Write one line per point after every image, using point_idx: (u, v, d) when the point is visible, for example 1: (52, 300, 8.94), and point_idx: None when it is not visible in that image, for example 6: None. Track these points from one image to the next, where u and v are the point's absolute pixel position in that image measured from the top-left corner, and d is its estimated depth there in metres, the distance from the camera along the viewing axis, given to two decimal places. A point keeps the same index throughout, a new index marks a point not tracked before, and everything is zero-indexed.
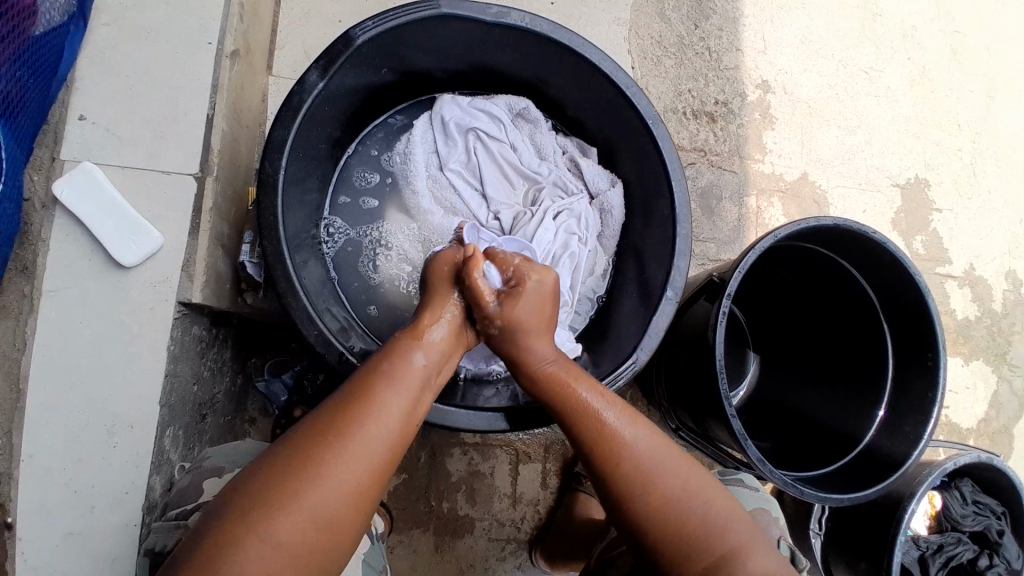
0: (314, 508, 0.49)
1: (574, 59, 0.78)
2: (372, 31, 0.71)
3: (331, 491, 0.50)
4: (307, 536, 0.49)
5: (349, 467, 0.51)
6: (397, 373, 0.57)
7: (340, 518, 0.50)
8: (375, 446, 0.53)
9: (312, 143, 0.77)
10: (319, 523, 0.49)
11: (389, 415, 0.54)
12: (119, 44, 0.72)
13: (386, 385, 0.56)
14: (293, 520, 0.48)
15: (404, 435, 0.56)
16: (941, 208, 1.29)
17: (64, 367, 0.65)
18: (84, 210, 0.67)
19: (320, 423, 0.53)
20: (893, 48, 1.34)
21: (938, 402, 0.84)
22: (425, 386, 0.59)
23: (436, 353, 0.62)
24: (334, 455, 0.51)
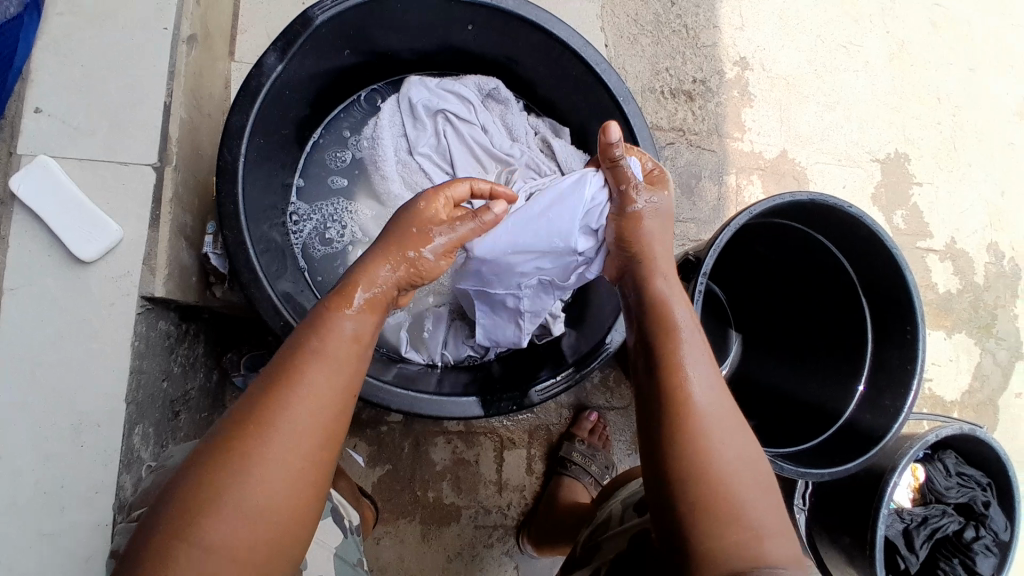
0: (252, 498, 0.44)
1: (541, 35, 0.77)
2: (331, 10, 0.70)
3: (272, 476, 0.45)
4: (255, 528, 0.44)
5: (290, 448, 0.46)
6: (326, 346, 0.51)
7: (287, 509, 0.45)
8: (316, 423, 0.48)
9: (275, 129, 0.75)
10: (262, 515, 0.44)
11: (330, 386, 0.49)
12: (70, 32, 0.70)
13: (313, 362, 0.50)
14: (230, 514, 0.43)
15: (344, 415, 0.50)
16: (921, 182, 1.29)
17: (25, 366, 0.64)
18: (39, 205, 0.65)
19: (254, 400, 0.47)
20: (871, 22, 1.33)
21: (917, 375, 0.84)
22: (363, 352, 0.53)
23: (367, 321, 0.55)
24: (272, 434, 0.46)
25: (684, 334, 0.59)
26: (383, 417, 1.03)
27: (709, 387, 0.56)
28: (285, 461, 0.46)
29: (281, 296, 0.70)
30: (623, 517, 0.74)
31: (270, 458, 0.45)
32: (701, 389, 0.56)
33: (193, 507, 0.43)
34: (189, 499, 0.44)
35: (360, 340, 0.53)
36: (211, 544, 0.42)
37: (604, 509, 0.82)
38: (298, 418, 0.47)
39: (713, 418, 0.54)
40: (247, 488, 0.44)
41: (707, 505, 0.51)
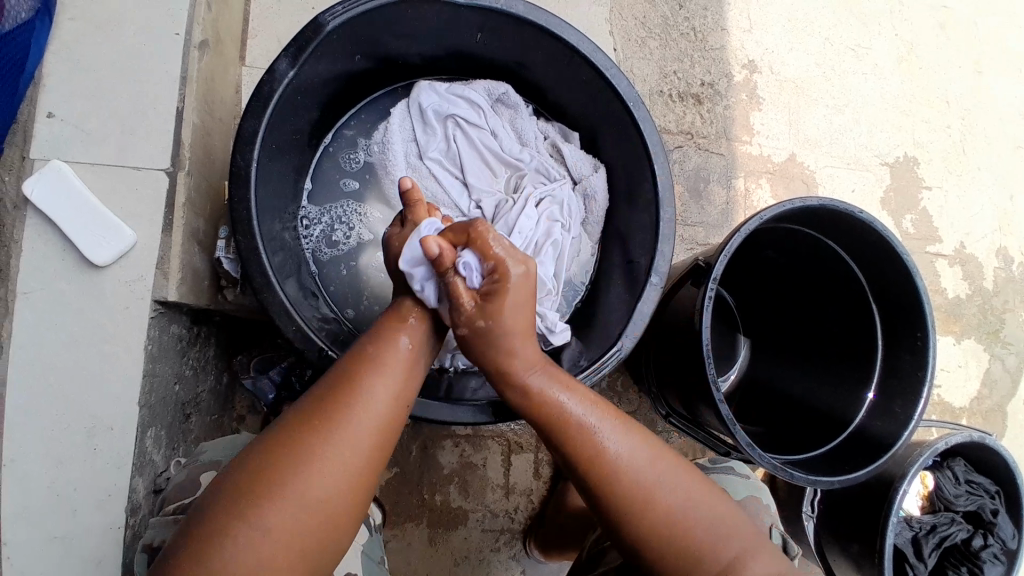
0: (312, 491, 0.49)
1: (552, 40, 0.77)
2: (342, 16, 0.70)
3: (331, 473, 0.50)
4: (300, 525, 0.49)
5: (350, 451, 0.51)
6: (387, 358, 0.57)
7: (339, 504, 0.51)
8: (373, 429, 0.53)
9: (286, 134, 0.75)
10: (317, 508, 0.49)
11: (389, 397, 0.55)
12: (83, 37, 0.70)
13: (372, 373, 0.55)
14: (283, 508, 0.48)
15: (394, 425, 0.56)
16: (930, 186, 1.28)
17: (39, 369, 0.64)
18: (54, 210, 0.66)
19: (320, 401, 0.53)
20: (880, 24, 1.32)
21: (928, 382, 0.84)
22: (416, 367, 0.60)
23: (422, 334, 0.62)
24: (335, 435, 0.51)
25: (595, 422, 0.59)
26: None
27: (633, 453, 0.58)
28: (343, 460, 0.51)
29: (292, 299, 0.70)
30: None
31: (330, 455, 0.51)
32: (632, 463, 0.58)
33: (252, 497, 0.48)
34: (255, 485, 0.49)
35: (415, 353, 0.61)
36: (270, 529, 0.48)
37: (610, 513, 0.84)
38: (359, 423, 0.53)
39: (661, 480, 0.58)
40: (309, 482, 0.49)
41: (679, 548, 0.57)
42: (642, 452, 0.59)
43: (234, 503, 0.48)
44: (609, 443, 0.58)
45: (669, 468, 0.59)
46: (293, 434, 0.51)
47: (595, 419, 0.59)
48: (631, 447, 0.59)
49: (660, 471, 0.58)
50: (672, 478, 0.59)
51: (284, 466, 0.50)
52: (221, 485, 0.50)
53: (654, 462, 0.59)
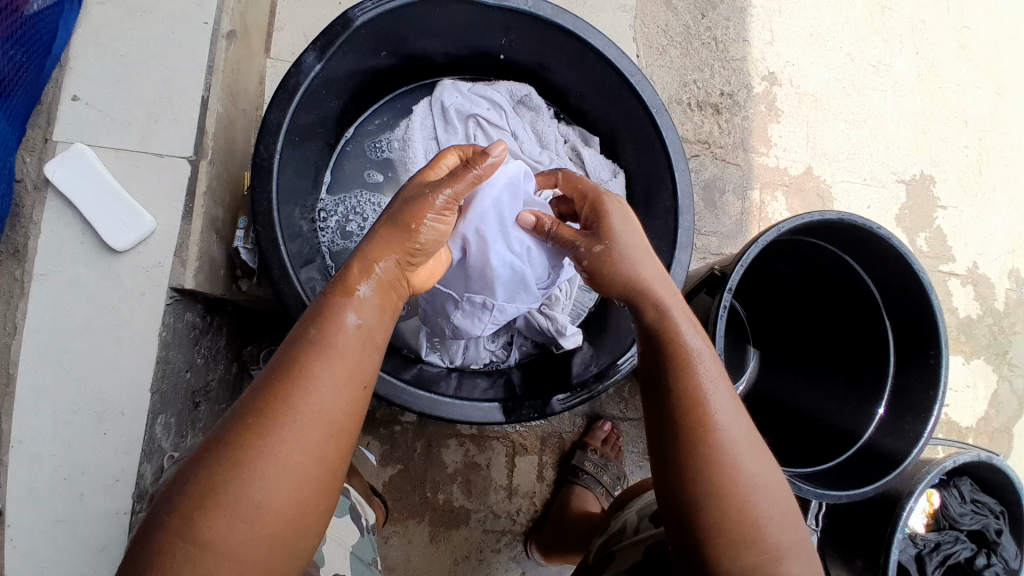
0: (260, 501, 0.44)
1: (578, 45, 0.76)
2: (371, 12, 0.70)
3: (277, 479, 0.45)
4: (260, 530, 0.44)
5: (298, 451, 0.46)
6: (337, 344, 0.50)
7: (292, 512, 0.45)
8: (323, 426, 0.47)
9: (308, 127, 0.75)
10: (266, 516, 0.44)
11: (340, 389, 0.48)
12: (112, 24, 0.70)
13: (323, 362, 0.48)
14: (236, 513, 0.43)
15: (355, 410, 0.49)
16: (945, 205, 1.28)
17: (55, 352, 0.64)
18: (76, 193, 0.66)
19: (262, 397, 0.47)
20: (901, 42, 1.32)
21: (939, 401, 0.83)
22: (371, 353, 0.52)
23: (374, 312, 0.53)
24: (278, 433, 0.45)
25: (692, 354, 0.56)
26: (397, 417, 1.03)
27: (722, 402, 0.54)
28: (291, 464, 0.45)
29: (309, 291, 0.70)
30: (638, 527, 0.72)
31: (273, 458, 0.45)
32: (718, 404, 0.54)
33: (202, 502, 0.43)
34: (195, 497, 0.44)
35: (368, 333, 0.52)
36: (212, 542, 0.43)
37: (618, 519, 0.81)
38: (305, 419, 0.46)
39: (737, 423, 0.54)
40: (252, 489, 0.44)
41: (738, 531, 0.50)
42: (733, 409, 0.54)
43: (191, 506, 0.43)
44: (702, 378, 0.55)
45: (750, 439, 0.54)
46: (233, 435, 0.45)
47: (696, 350, 0.56)
48: (724, 401, 0.54)
49: (748, 438, 0.54)
50: (744, 428, 0.54)
51: (225, 475, 0.44)
52: (164, 500, 0.45)
53: (738, 423, 0.54)
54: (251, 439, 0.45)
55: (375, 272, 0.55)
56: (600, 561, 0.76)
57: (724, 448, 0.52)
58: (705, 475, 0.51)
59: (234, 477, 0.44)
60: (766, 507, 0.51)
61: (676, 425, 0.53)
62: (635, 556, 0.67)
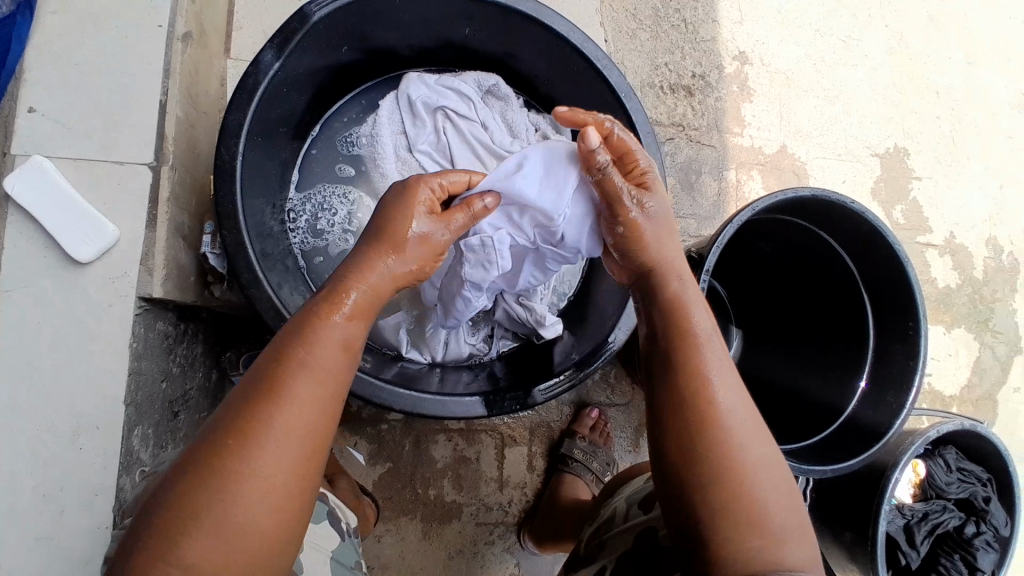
0: (238, 513, 0.44)
1: (541, 30, 0.76)
2: (328, 6, 0.69)
3: (257, 492, 0.45)
4: (240, 540, 0.44)
5: (277, 464, 0.46)
6: (316, 354, 0.49)
7: (275, 525, 0.45)
8: (303, 438, 0.47)
9: (272, 127, 0.74)
10: (246, 531, 0.44)
11: (315, 398, 0.48)
12: (62, 30, 0.69)
13: (300, 373, 0.48)
14: (216, 526, 0.43)
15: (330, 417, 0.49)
16: (920, 176, 1.29)
17: (23, 369, 0.63)
18: (35, 206, 0.65)
19: (238, 410, 0.46)
20: (869, 16, 1.32)
21: (919, 372, 0.84)
22: (351, 361, 0.52)
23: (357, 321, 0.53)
24: (257, 447, 0.45)
25: (700, 343, 0.56)
26: (383, 416, 1.03)
27: (729, 389, 0.54)
28: (271, 477, 0.45)
29: (280, 294, 0.69)
30: (628, 515, 0.72)
31: (251, 473, 0.45)
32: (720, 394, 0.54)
33: (180, 515, 0.43)
34: (173, 516, 0.43)
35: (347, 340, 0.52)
36: (192, 560, 0.42)
37: (607, 507, 0.81)
38: (285, 429, 0.46)
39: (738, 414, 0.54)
40: (232, 505, 0.44)
41: (734, 518, 0.50)
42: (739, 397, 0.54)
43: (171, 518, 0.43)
44: (714, 367, 0.55)
45: (755, 427, 0.53)
46: (209, 450, 0.45)
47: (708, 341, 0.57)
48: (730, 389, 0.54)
49: (754, 427, 0.53)
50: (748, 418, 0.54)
51: (204, 488, 0.44)
52: (141, 518, 0.45)
53: (740, 409, 0.54)
54: (230, 453, 0.45)
55: (360, 281, 0.55)
56: (591, 549, 0.75)
57: (728, 434, 0.52)
58: (704, 466, 0.51)
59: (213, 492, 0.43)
60: (769, 496, 0.51)
61: (676, 416, 0.53)
62: (625, 543, 0.67)
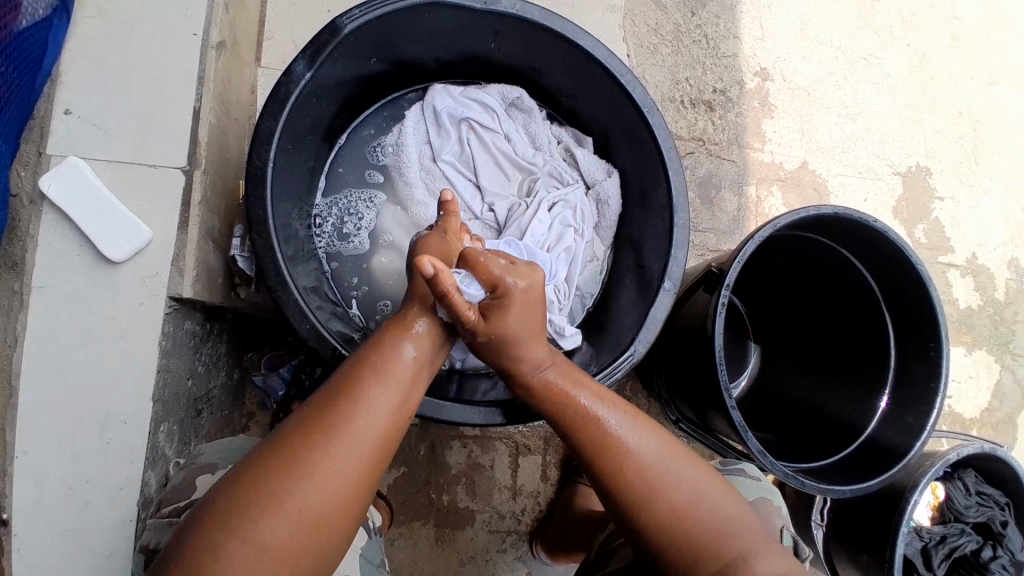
0: (306, 503, 0.48)
1: (566, 45, 0.77)
2: (359, 19, 0.70)
3: (316, 490, 0.48)
4: (306, 526, 0.48)
5: (338, 465, 0.50)
6: (391, 366, 0.56)
7: (324, 525, 0.49)
8: (370, 447, 0.52)
9: (302, 135, 0.76)
10: (306, 522, 0.48)
11: (389, 408, 0.54)
12: (103, 37, 0.71)
13: (377, 382, 0.54)
14: (285, 510, 0.47)
15: (396, 431, 0.54)
16: (942, 196, 1.28)
17: (54, 365, 0.65)
18: (70, 206, 0.66)
19: (315, 411, 0.52)
20: (891, 34, 1.32)
21: (941, 393, 0.83)
22: (419, 380, 0.58)
23: (427, 344, 0.60)
24: (328, 446, 0.50)
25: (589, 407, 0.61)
26: None
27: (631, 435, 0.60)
28: (332, 476, 0.49)
29: (306, 297, 0.70)
30: None
31: (325, 468, 0.49)
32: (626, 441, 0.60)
33: (255, 498, 0.47)
34: (238, 504, 0.47)
35: (419, 362, 0.58)
36: (262, 542, 0.46)
37: (617, 515, 0.86)
38: (357, 431, 0.51)
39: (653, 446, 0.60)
40: (302, 493, 0.48)
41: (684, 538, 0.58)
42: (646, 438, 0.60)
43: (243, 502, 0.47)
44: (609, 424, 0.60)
45: (670, 454, 0.60)
46: (287, 444, 0.50)
47: (592, 401, 0.62)
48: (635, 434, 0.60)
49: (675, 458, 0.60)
50: (663, 451, 0.60)
51: (278, 475, 0.48)
52: (211, 501, 0.49)
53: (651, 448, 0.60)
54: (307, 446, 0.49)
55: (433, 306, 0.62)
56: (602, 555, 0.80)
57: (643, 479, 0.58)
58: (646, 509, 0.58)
59: (286, 479, 0.48)
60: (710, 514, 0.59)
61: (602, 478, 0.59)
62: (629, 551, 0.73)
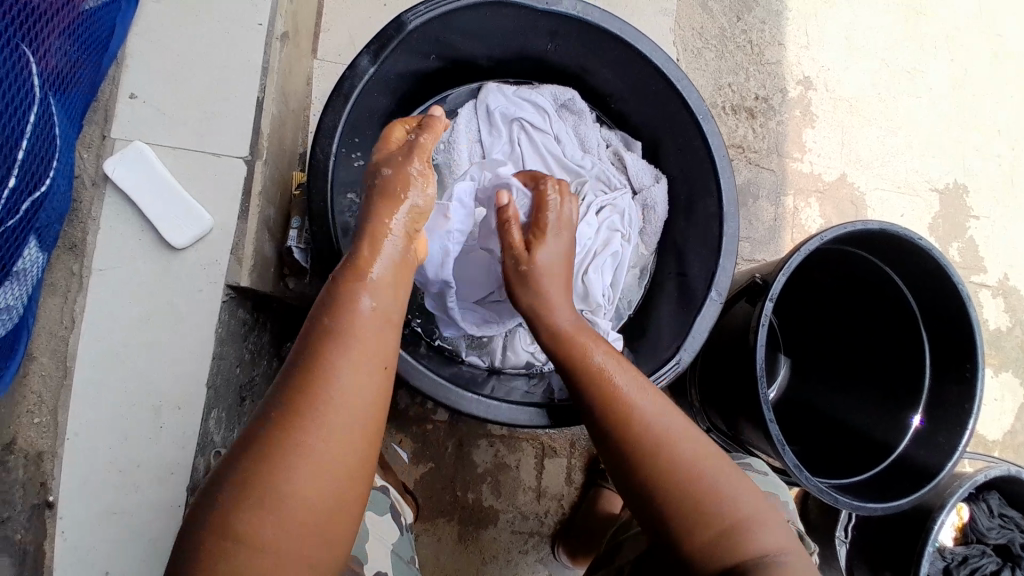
0: (297, 495, 0.43)
1: (625, 49, 0.76)
2: (424, 15, 0.70)
3: (300, 492, 0.43)
4: (306, 518, 0.43)
5: (321, 453, 0.44)
6: (351, 325, 0.49)
7: (317, 530, 0.44)
8: (348, 423, 0.46)
9: (360, 129, 0.76)
10: (305, 514, 0.43)
11: (360, 376, 0.47)
12: (170, 23, 0.71)
13: (337, 347, 0.47)
14: (276, 507, 0.42)
15: (378, 395, 0.48)
16: (978, 215, 1.26)
17: (113, 347, 0.66)
18: (133, 190, 0.67)
19: (281, 399, 0.45)
20: (935, 48, 1.30)
21: (974, 415, 0.83)
22: (389, 329, 0.52)
23: (387, 292, 0.53)
24: (297, 444, 0.44)
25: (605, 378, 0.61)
26: (428, 415, 1.04)
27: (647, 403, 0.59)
28: (314, 464, 0.44)
29: None
30: None
31: (309, 458, 0.44)
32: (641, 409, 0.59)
33: (240, 503, 0.42)
34: (225, 513, 0.42)
35: (381, 311, 0.52)
36: (264, 541, 0.42)
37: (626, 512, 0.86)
38: (331, 412, 0.45)
39: (662, 429, 0.58)
40: (288, 489, 0.43)
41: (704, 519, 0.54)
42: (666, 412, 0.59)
43: (228, 508, 0.43)
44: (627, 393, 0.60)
45: (688, 432, 0.58)
46: (259, 441, 0.44)
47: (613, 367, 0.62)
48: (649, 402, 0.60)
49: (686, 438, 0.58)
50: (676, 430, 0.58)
51: (259, 474, 0.43)
52: (195, 514, 0.44)
53: (665, 419, 0.59)
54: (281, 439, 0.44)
55: (381, 252, 0.55)
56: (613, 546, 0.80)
57: (657, 449, 0.57)
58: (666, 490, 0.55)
59: (266, 477, 0.43)
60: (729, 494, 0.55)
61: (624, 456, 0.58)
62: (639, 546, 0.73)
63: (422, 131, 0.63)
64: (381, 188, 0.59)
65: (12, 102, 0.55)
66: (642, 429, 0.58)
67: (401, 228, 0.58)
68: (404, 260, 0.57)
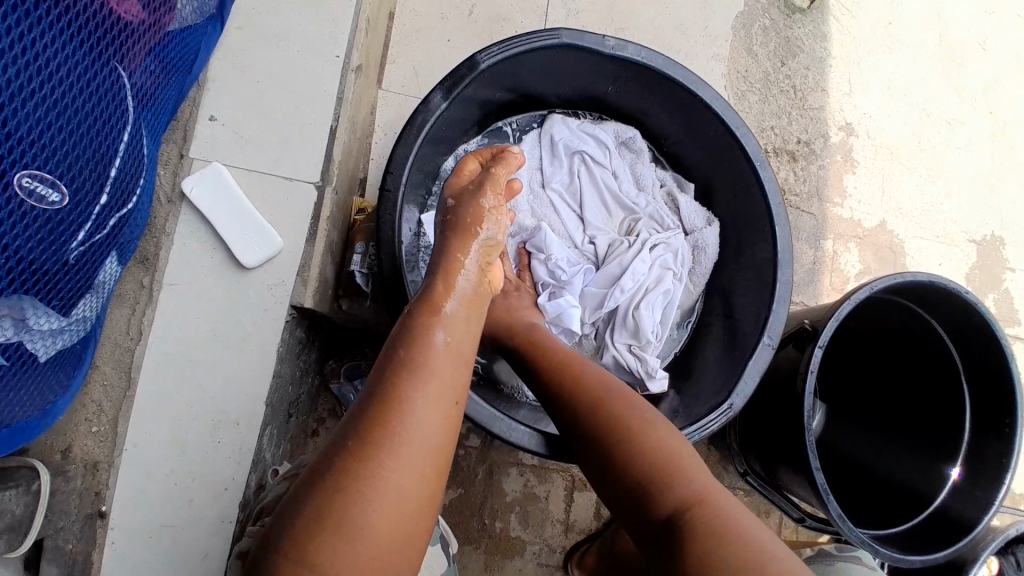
0: (373, 526, 0.43)
1: (687, 95, 0.78)
2: (496, 56, 0.72)
3: (376, 523, 0.44)
4: (378, 549, 0.44)
5: (397, 483, 0.45)
6: (426, 356, 0.50)
7: (388, 562, 0.44)
8: (423, 456, 0.46)
9: (426, 160, 0.78)
10: (379, 544, 0.44)
11: (437, 409, 0.48)
12: (252, 50, 0.74)
13: (413, 377, 0.49)
14: (352, 536, 0.43)
15: (450, 430, 0.49)
16: (1015, 267, 1.26)
17: (179, 361, 0.67)
18: (208, 209, 0.69)
19: (359, 426, 0.46)
20: (977, 101, 1.31)
21: (1012, 470, 0.82)
22: (462, 363, 0.53)
23: (461, 326, 0.55)
24: (376, 471, 0.44)
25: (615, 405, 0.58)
26: (461, 441, 1.04)
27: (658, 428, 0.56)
28: (388, 494, 0.44)
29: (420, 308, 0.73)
30: None
31: (385, 488, 0.44)
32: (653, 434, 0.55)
33: (318, 528, 0.43)
34: (302, 538, 0.43)
35: (454, 345, 0.53)
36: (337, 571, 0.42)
37: None
38: (408, 443, 0.46)
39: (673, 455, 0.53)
40: (365, 518, 0.43)
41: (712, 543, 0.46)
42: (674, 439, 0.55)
43: (305, 531, 0.43)
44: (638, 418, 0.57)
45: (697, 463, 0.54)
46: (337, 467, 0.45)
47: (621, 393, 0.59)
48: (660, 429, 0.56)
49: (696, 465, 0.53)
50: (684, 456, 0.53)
51: (337, 501, 0.44)
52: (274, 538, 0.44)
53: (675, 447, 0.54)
54: (360, 467, 0.44)
55: (453, 287, 0.57)
56: None
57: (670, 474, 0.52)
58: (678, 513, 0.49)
59: (344, 504, 0.43)
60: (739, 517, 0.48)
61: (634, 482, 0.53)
62: None
63: (498, 164, 0.67)
64: (454, 224, 0.63)
65: (108, 121, 0.57)
66: (655, 452, 0.53)
67: (472, 262, 0.60)
68: (478, 292, 0.59)
